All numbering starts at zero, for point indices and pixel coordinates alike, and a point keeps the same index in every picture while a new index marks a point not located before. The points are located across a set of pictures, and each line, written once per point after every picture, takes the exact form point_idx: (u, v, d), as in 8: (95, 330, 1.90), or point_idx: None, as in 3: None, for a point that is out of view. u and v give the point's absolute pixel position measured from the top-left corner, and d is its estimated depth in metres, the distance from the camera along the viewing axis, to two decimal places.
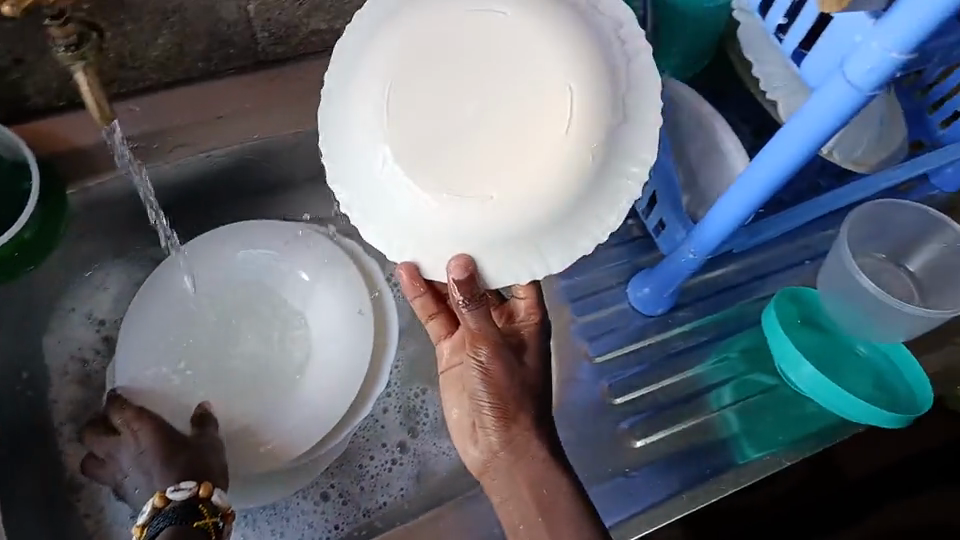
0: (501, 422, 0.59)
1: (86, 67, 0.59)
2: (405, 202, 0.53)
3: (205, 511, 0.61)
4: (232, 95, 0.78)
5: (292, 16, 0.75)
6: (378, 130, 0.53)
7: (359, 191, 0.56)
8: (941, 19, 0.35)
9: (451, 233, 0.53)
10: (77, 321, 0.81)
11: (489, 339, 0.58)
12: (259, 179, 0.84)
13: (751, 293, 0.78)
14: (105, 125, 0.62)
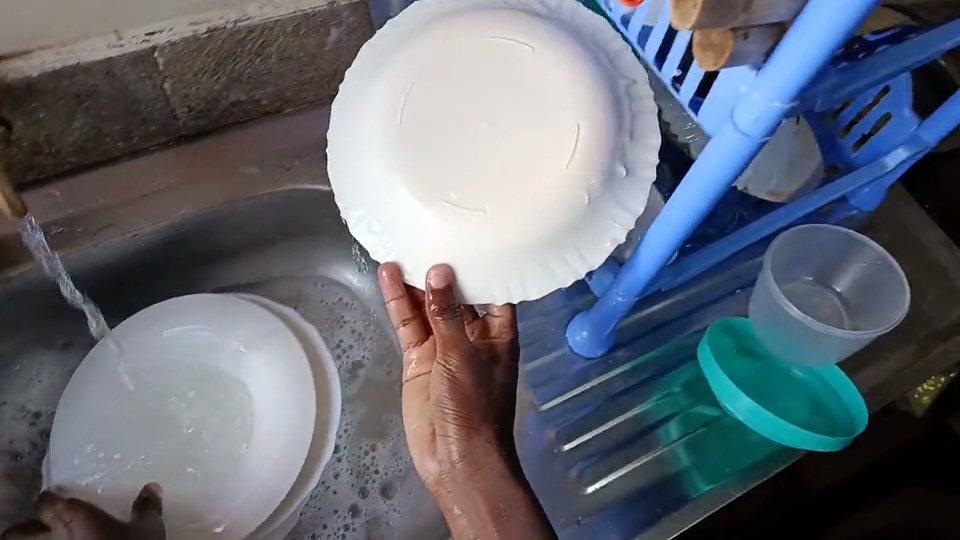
0: (464, 429, 0.57)
1: None
2: (401, 207, 0.54)
3: None
4: (156, 173, 0.78)
5: (211, 90, 0.75)
6: (389, 134, 0.55)
7: (358, 186, 0.57)
8: (817, 66, 0.37)
9: (436, 242, 0.53)
10: (10, 415, 0.79)
11: (462, 350, 0.58)
12: (192, 252, 0.82)
13: (687, 327, 0.79)
14: (18, 218, 0.63)
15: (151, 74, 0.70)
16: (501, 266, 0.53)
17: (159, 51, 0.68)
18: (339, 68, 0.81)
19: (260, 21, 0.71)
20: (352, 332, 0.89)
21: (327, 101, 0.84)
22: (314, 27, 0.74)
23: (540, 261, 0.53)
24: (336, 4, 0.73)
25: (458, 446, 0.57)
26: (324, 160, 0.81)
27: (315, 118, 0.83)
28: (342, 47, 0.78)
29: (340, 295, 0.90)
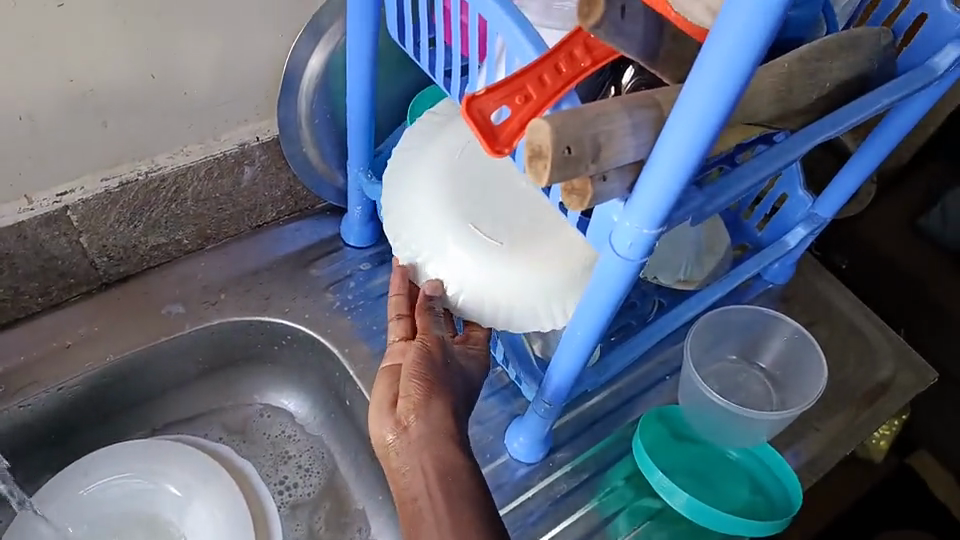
0: (425, 392, 0.55)
1: None
2: (434, 218, 0.60)
3: None
4: (78, 322, 0.77)
5: (129, 237, 0.77)
6: (441, 161, 0.61)
7: (400, 192, 0.62)
8: (678, 193, 0.39)
9: (451, 254, 0.59)
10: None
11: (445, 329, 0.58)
12: (120, 399, 0.80)
13: (622, 419, 0.81)
14: None
15: (65, 231, 0.71)
16: (501, 296, 0.59)
17: (71, 210, 0.70)
18: (255, 201, 0.84)
19: (170, 168, 0.74)
20: (297, 467, 0.84)
21: (247, 231, 0.87)
22: (227, 168, 0.78)
23: (541, 300, 0.59)
24: (247, 146, 0.77)
25: (416, 410, 0.55)
26: (248, 291, 0.83)
27: (236, 252, 0.85)
28: (258, 182, 0.82)
29: (284, 427, 0.86)
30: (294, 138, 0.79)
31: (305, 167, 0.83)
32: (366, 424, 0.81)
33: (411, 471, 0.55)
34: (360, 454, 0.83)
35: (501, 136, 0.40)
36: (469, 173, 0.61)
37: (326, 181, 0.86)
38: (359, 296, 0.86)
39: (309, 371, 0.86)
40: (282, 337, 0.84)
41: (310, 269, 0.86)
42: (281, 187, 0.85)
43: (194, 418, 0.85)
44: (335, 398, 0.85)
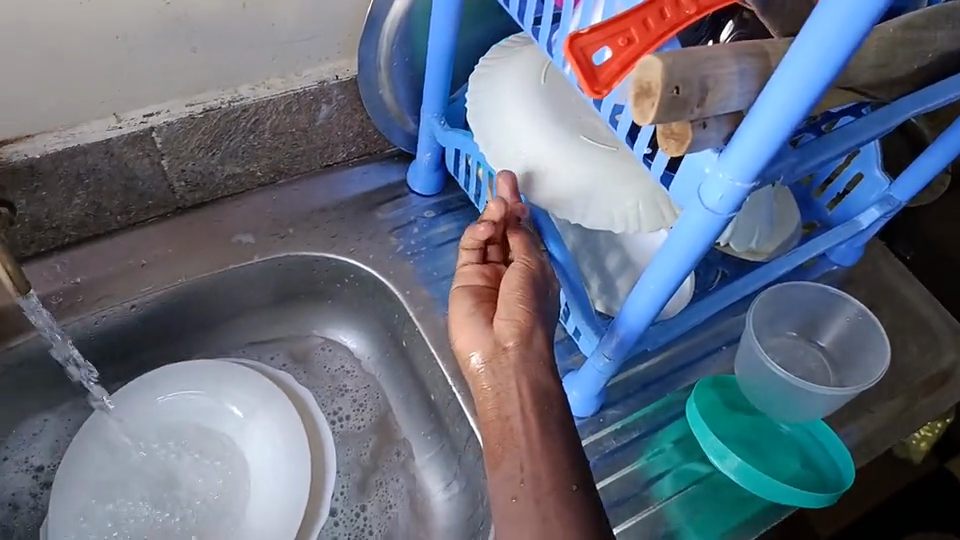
0: (531, 320, 0.57)
1: None
2: (537, 148, 0.63)
3: None
4: (154, 243, 0.80)
5: (207, 165, 0.78)
6: (531, 87, 0.66)
7: (495, 121, 0.66)
8: (779, 144, 0.39)
9: (567, 177, 0.62)
10: (11, 468, 0.75)
11: (534, 253, 0.61)
12: (187, 322, 0.83)
13: (674, 385, 0.81)
14: (21, 297, 0.63)
15: (149, 153, 0.73)
16: (614, 204, 0.61)
17: (157, 131, 0.72)
18: (328, 140, 0.86)
19: (253, 101, 0.75)
20: (351, 401, 0.87)
21: (317, 169, 0.89)
22: (306, 105, 0.79)
23: (651, 201, 0.61)
24: (326, 84, 0.78)
25: (518, 338, 0.56)
26: (316, 227, 0.85)
27: (306, 189, 0.88)
28: (333, 122, 0.84)
29: (343, 362, 0.89)
30: (372, 81, 0.80)
31: (380, 110, 0.84)
32: (421, 366, 0.83)
33: (501, 393, 0.56)
34: (411, 394, 0.85)
35: (601, 77, 0.40)
36: (556, 98, 0.65)
37: (398, 126, 0.87)
38: (421, 242, 0.88)
39: (369, 311, 0.88)
40: (345, 275, 0.86)
41: (376, 212, 0.88)
42: (354, 128, 0.86)
43: (259, 342, 0.88)
44: (391, 337, 0.87)
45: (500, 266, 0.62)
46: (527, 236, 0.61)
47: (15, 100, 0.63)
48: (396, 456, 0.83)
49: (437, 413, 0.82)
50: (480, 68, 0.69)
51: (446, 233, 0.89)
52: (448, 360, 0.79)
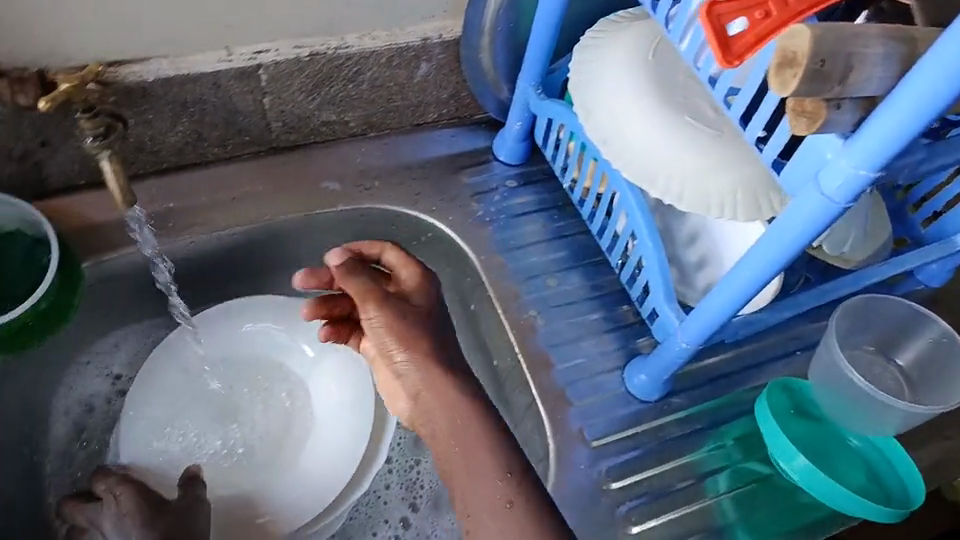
0: (412, 361, 0.66)
1: (111, 155, 0.61)
2: (637, 124, 0.63)
3: None
4: (245, 178, 0.81)
5: (305, 108, 0.80)
6: (638, 62, 0.65)
7: (596, 91, 0.65)
8: (913, 137, 0.37)
9: (665, 156, 0.62)
10: (92, 372, 0.79)
11: (372, 304, 0.67)
12: (268, 259, 0.85)
13: (742, 383, 0.80)
14: (124, 208, 0.64)
15: (253, 89, 0.74)
16: (710, 189, 0.60)
17: (263, 69, 0.73)
18: (422, 98, 0.86)
19: (358, 50, 0.76)
20: None
21: (407, 126, 0.90)
22: (406, 60, 0.79)
23: (750, 192, 0.60)
24: (429, 41, 0.79)
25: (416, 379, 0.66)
26: (400, 183, 0.87)
27: (396, 144, 0.88)
28: (430, 80, 0.84)
29: None
30: (473, 43, 0.79)
31: (477, 75, 0.84)
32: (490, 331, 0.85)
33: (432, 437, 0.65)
34: (475, 357, 0.88)
35: (735, 48, 0.40)
36: (663, 75, 0.64)
37: (489, 91, 0.86)
38: (499, 210, 0.88)
39: (442, 273, 0.90)
40: (423, 233, 0.88)
41: (460, 176, 0.89)
42: (449, 89, 0.87)
43: None
44: (460, 302, 0.89)
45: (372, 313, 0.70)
46: (356, 286, 0.67)
47: (135, 24, 0.64)
48: None
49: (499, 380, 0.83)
50: (586, 37, 0.68)
51: (524, 205, 0.89)
52: (515, 328, 0.80)
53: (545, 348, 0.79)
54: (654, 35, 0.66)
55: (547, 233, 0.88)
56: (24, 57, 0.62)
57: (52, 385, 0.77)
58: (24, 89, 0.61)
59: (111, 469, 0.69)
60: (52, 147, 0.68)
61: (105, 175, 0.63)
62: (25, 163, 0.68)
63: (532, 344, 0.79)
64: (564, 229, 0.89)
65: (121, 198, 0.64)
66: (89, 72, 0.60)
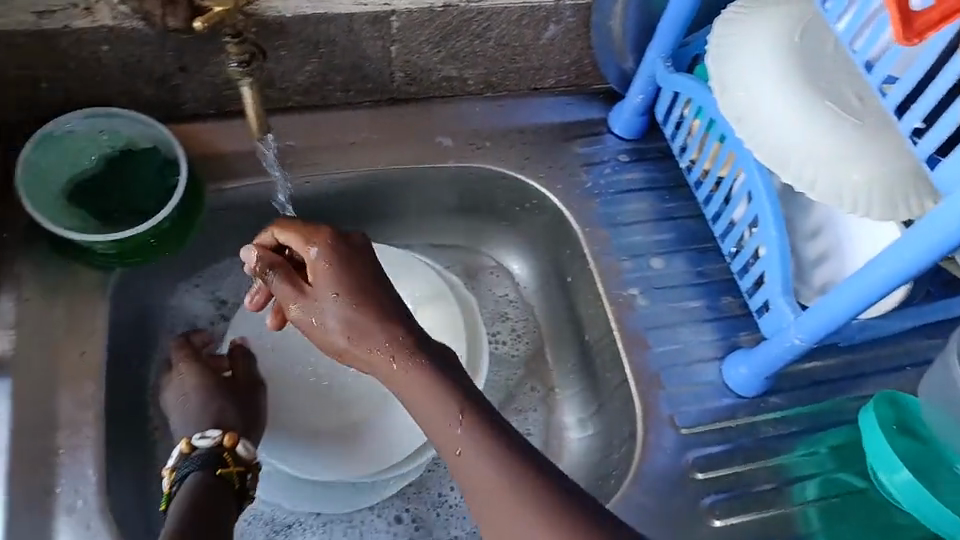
0: (356, 356, 0.55)
1: (251, 82, 0.62)
2: (777, 103, 0.60)
3: (228, 460, 0.67)
4: (362, 124, 0.83)
5: (429, 61, 0.80)
6: (785, 37, 0.61)
7: (736, 65, 0.63)
8: None
9: (803, 140, 0.59)
10: (198, 295, 0.82)
11: (293, 307, 0.58)
12: (375, 206, 0.87)
13: (845, 390, 0.76)
14: (257, 134, 0.67)
15: (383, 35, 0.75)
16: (850, 180, 0.57)
17: (396, 16, 0.73)
18: (544, 62, 0.85)
19: (491, 6, 0.75)
20: (511, 329, 0.90)
21: (525, 90, 0.88)
22: (536, 20, 0.78)
23: (893, 189, 0.56)
24: (562, 3, 0.77)
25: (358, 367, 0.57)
26: (511, 145, 0.86)
27: (511, 106, 0.87)
28: (556, 44, 0.82)
29: (507, 290, 0.92)
30: (604, 8, 0.78)
31: (604, 42, 0.82)
32: (585, 302, 0.83)
33: None
34: (564, 329, 0.88)
35: (916, 25, 0.40)
36: (811, 54, 0.61)
37: (614, 61, 0.84)
38: (607, 185, 0.87)
39: (542, 243, 0.90)
40: (527, 200, 0.87)
41: (571, 145, 0.88)
42: (572, 55, 0.84)
43: (438, 243, 0.93)
44: (557, 275, 0.89)
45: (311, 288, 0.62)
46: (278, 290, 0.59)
47: None
48: (531, 392, 0.87)
49: (589, 354, 0.83)
50: (730, 10, 0.65)
51: (633, 182, 0.87)
52: (613, 304, 0.79)
53: (641, 329, 0.78)
54: (806, 10, 0.62)
55: (653, 213, 0.86)
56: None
57: (164, 301, 0.78)
58: (173, 11, 0.60)
59: (181, 337, 0.75)
60: (190, 73, 0.70)
61: (244, 103, 0.65)
62: (163, 86, 0.71)
63: (629, 323, 0.78)
64: (673, 211, 0.86)
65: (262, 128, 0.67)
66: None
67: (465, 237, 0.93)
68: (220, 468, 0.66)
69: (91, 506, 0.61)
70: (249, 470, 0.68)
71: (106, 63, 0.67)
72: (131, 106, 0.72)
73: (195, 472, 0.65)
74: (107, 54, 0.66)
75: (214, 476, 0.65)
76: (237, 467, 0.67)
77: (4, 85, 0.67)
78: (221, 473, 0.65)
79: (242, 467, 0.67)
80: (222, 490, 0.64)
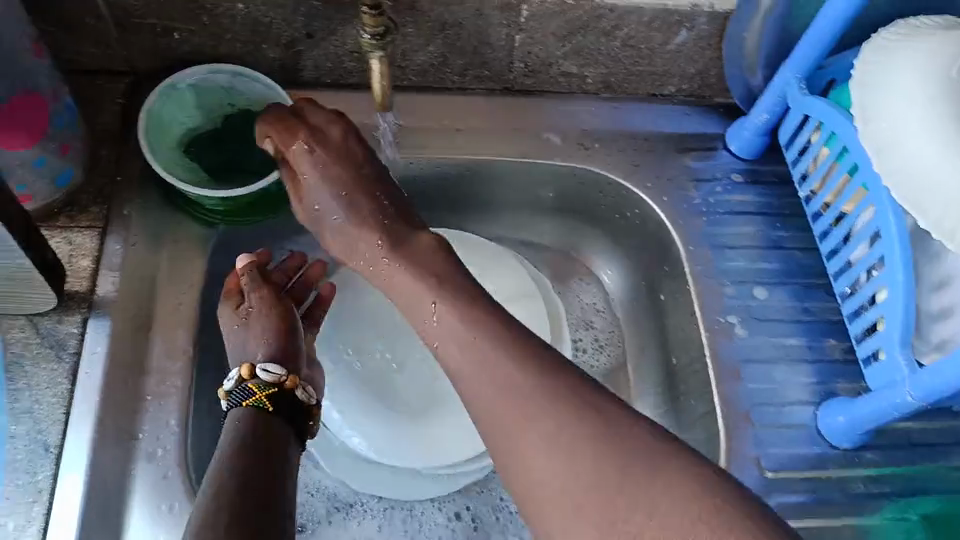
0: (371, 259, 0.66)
1: (382, 57, 0.60)
2: (925, 137, 0.56)
3: (255, 389, 0.61)
4: (475, 111, 0.82)
5: (552, 54, 0.77)
6: (941, 68, 0.57)
7: (884, 93, 0.59)
8: None
9: (949, 181, 0.55)
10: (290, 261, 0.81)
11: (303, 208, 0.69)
12: (474, 193, 0.87)
13: (945, 456, 0.73)
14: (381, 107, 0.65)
15: (511, 23, 0.73)
16: None
17: (528, 5, 0.71)
18: (668, 69, 0.81)
19: (624, 6, 0.73)
20: (593, 338, 0.88)
21: (642, 95, 0.85)
22: (668, 24, 0.75)
23: None
24: (698, 9, 0.73)
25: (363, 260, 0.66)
26: (621, 150, 0.84)
27: (626, 110, 0.85)
28: (684, 51, 0.79)
29: (595, 297, 0.90)
30: (744, 17, 0.74)
31: (735, 54, 0.78)
32: (676, 322, 0.81)
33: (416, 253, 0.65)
34: (649, 347, 0.85)
35: None
36: None
37: (742, 74, 0.80)
38: (717, 204, 0.83)
39: (637, 253, 0.87)
40: (629, 209, 0.85)
41: (682, 157, 0.84)
42: (699, 64, 0.81)
43: (529, 240, 0.92)
44: (648, 290, 0.86)
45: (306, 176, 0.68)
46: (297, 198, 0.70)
47: None
48: None
49: (674, 377, 0.80)
50: (883, 34, 0.61)
51: (743, 205, 0.83)
52: (709, 332, 0.77)
53: (736, 363, 0.75)
54: None
55: (760, 240, 0.82)
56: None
57: None
58: None
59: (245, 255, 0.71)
60: (315, 40, 0.70)
61: (373, 74, 0.64)
62: (287, 51, 0.71)
63: (724, 356, 0.76)
64: (782, 240, 0.82)
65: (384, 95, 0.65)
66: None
67: (558, 238, 0.91)
68: (248, 401, 0.60)
69: (171, 455, 0.63)
70: (286, 385, 0.62)
71: (239, 22, 0.68)
72: (253, 66, 0.73)
73: (229, 420, 0.60)
74: (241, 13, 0.67)
75: (248, 408, 0.60)
76: (264, 391, 0.61)
77: (140, 33, 0.68)
78: (251, 406, 0.60)
79: (271, 387, 0.62)
80: (266, 417, 0.59)
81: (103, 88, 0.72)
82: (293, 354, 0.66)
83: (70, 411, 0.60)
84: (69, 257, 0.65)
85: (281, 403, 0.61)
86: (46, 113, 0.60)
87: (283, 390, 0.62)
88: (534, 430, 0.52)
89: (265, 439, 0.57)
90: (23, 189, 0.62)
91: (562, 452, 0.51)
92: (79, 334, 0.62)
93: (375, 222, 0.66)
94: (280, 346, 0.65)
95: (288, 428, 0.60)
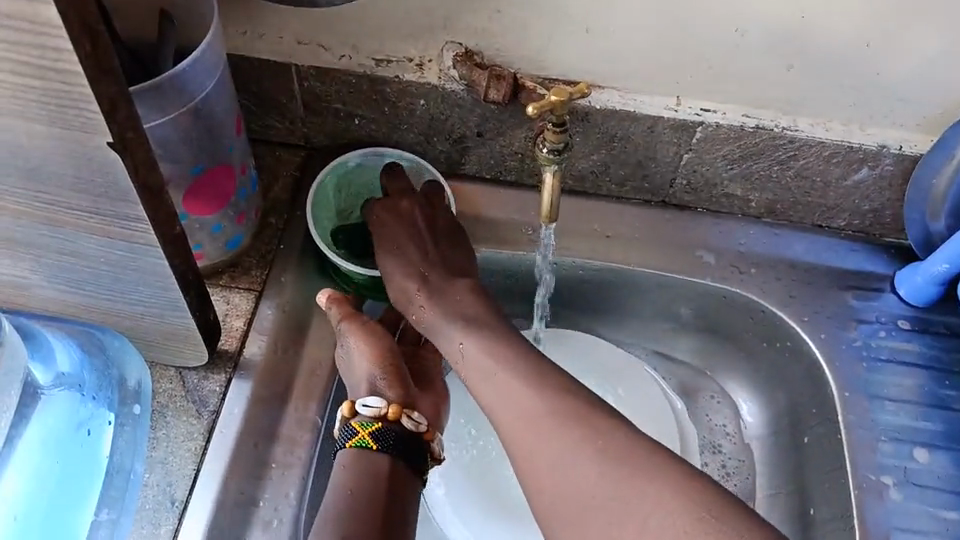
0: (424, 306, 0.68)
1: (555, 171, 0.61)
2: None
3: (358, 426, 0.62)
4: (628, 219, 0.80)
5: (718, 174, 0.75)
6: None
7: None
8: None
9: None
10: None
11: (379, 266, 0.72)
12: (614, 299, 0.84)
13: None
14: (547, 223, 0.65)
15: (681, 142, 0.72)
16: None
17: (703, 127, 0.70)
18: (841, 204, 0.77)
19: (805, 136, 0.70)
20: (720, 466, 0.82)
21: (806, 225, 0.81)
22: (849, 161, 0.72)
23: None
24: (885, 150, 0.70)
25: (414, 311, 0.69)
26: (778, 279, 0.79)
27: (787, 238, 0.81)
28: (861, 188, 0.75)
29: (726, 422, 0.84)
30: (935, 164, 0.70)
31: (916, 201, 0.73)
32: (819, 471, 0.75)
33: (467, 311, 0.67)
34: (782, 489, 0.78)
35: None
36: None
37: (922, 218, 0.74)
38: (880, 349, 0.77)
39: (780, 387, 0.81)
40: (778, 340, 0.80)
41: (844, 294, 0.79)
42: (875, 203, 0.76)
43: (663, 352, 0.87)
44: (790, 429, 0.80)
45: (383, 234, 0.72)
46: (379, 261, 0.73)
47: (615, 51, 0.65)
48: None
49: (810, 530, 0.74)
50: None
51: (906, 353, 0.76)
52: (858, 489, 0.70)
53: (886, 530, 0.69)
54: None
55: (923, 395, 0.75)
56: (509, 57, 0.66)
57: None
58: (499, 86, 0.65)
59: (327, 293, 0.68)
60: (485, 139, 0.72)
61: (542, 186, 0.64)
62: (456, 145, 0.73)
63: (874, 522, 0.69)
64: (949, 400, 0.74)
65: (544, 215, 0.65)
66: (577, 88, 0.56)
67: (695, 355, 0.87)
68: (353, 440, 0.61)
69: (285, 527, 0.63)
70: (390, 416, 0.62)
71: (416, 115, 0.71)
72: (421, 155, 0.75)
73: (338, 463, 0.61)
74: (420, 108, 0.70)
75: (352, 449, 0.61)
76: (367, 428, 0.62)
77: (324, 115, 0.73)
78: (355, 446, 0.61)
79: (376, 423, 0.62)
80: (374, 456, 0.61)
81: (281, 159, 0.77)
82: (401, 381, 0.66)
83: (201, 467, 0.62)
84: (225, 316, 0.69)
85: (386, 436, 0.62)
86: (233, 183, 0.65)
87: (387, 422, 0.62)
88: (541, 446, 0.57)
89: (368, 468, 0.60)
90: (199, 248, 0.66)
91: (572, 467, 0.55)
92: (221, 392, 0.65)
93: (418, 272, 0.70)
94: (386, 375, 0.65)
95: (395, 458, 0.61)
